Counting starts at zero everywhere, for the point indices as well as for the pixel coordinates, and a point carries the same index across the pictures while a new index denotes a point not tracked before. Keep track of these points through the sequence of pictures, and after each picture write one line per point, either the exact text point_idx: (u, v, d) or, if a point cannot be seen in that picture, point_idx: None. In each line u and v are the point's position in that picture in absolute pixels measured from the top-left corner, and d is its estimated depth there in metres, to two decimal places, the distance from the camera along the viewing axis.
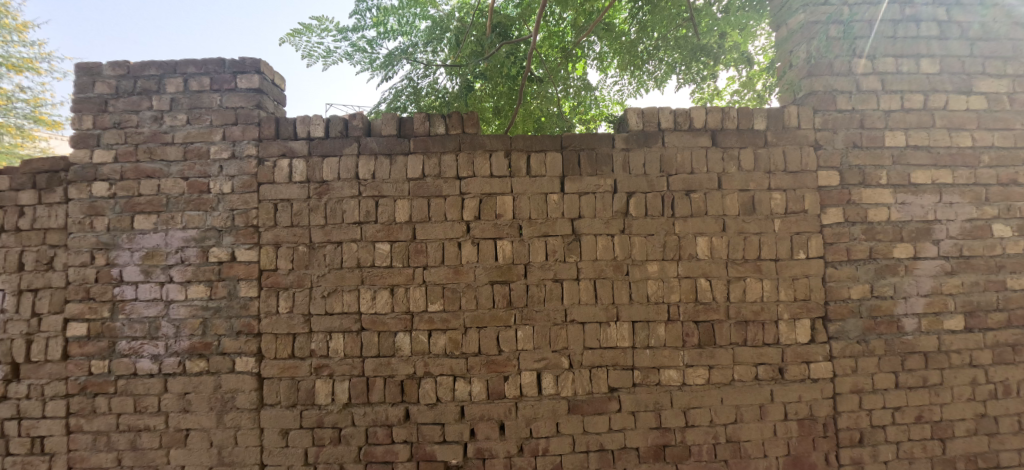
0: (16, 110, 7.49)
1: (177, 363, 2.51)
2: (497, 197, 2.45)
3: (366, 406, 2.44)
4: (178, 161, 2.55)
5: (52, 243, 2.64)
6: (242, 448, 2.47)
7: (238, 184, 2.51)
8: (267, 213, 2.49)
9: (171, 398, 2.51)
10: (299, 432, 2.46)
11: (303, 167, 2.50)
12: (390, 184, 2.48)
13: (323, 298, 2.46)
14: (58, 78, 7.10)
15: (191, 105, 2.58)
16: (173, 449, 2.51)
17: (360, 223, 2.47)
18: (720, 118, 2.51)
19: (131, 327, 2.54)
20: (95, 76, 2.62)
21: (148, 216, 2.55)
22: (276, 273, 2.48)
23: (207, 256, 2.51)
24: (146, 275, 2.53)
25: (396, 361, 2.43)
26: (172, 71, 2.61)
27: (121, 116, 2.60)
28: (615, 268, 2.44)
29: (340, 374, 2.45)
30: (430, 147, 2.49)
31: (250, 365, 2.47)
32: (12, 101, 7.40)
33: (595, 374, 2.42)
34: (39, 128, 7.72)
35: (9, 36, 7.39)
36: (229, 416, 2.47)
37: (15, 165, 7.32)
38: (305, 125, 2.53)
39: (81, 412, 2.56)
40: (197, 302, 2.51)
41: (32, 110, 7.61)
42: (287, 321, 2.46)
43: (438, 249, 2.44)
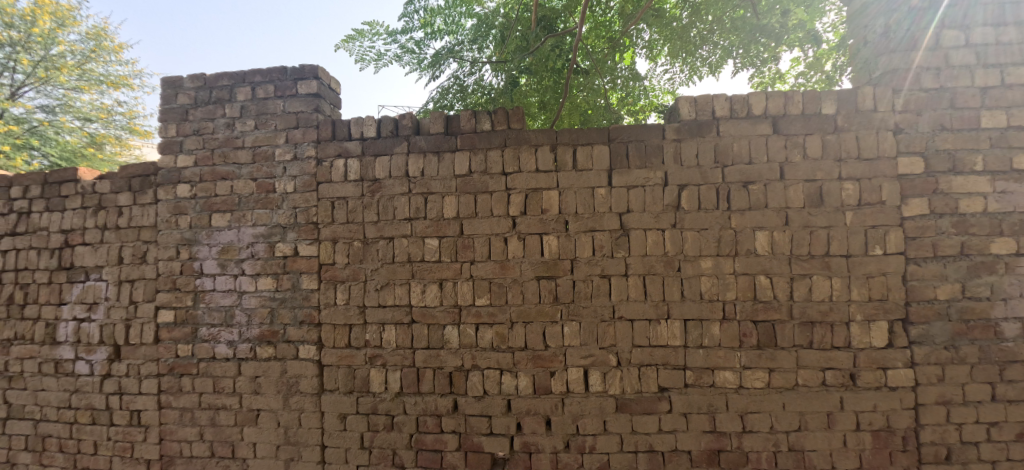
0: (115, 125, 10.30)
1: (249, 349, 2.74)
2: (543, 191, 2.44)
3: (417, 396, 2.54)
4: (247, 164, 2.77)
5: (145, 239, 2.98)
6: (305, 429, 2.65)
7: (299, 183, 2.68)
8: (325, 210, 2.64)
9: (244, 380, 2.74)
10: (355, 417, 2.60)
11: (357, 166, 2.63)
12: (438, 181, 2.54)
13: (377, 291, 2.58)
14: (148, 93, 9.72)
15: (258, 111, 2.79)
16: (246, 427, 2.74)
17: (410, 219, 2.55)
18: (782, 103, 2.34)
19: (210, 315, 2.81)
20: (178, 88, 2.90)
21: (222, 214, 2.80)
22: (334, 267, 2.63)
23: (273, 250, 2.71)
24: (222, 268, 2.78)
25: (445, 354, 2.50)
26: (242, 81, 2.83)
27: (199, 124, 2.86)
28: (665, 264, 2.35)
29: (393, 364, 2.56)
30: (476, 143, 2.52)
31: (311, 353, 2.65)
32: (111, 117, 10.18)
33: (645, 372, 2.35)
34: (133, 139, 10.65)
35: (107, 60, 10.11)
36: (294, 399, 2.67)
37: (115, 169, 10.08)
38: (359, 126, 2.65)
39: (170, 390, 2.87)
40: (265, 293, 2.72)
41: (126, 123, 10.36)
42: (344, 312, 2.61)
43: (484, 244, 2.47)
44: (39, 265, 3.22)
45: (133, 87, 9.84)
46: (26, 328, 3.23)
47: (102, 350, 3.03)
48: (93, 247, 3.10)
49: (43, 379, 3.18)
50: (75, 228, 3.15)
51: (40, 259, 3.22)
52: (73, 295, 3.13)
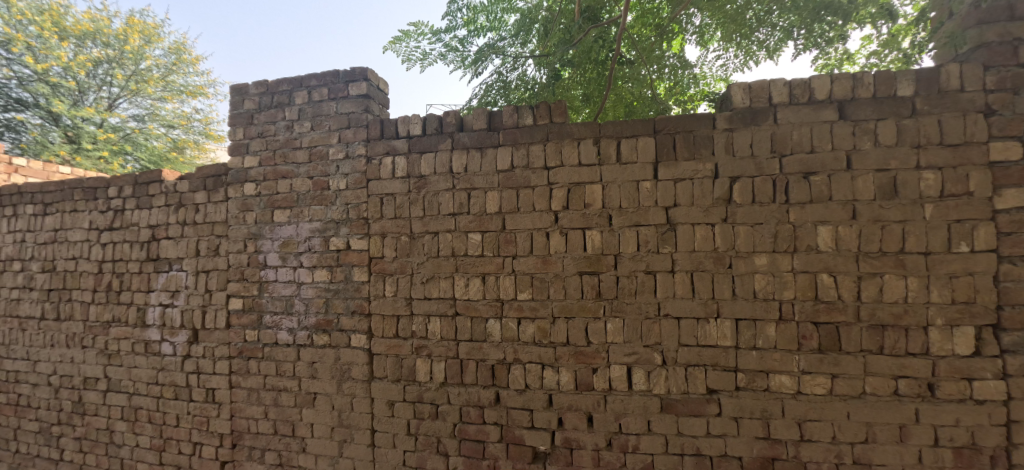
0: (195, 130, 11.60)
1: (307, 336, 2.93)
2: (585, 186, 2.40)
3: (460, 386, 2.60)
4: (305, 163, 2.96)
5: (217, 233, 3.27)
6: (357, 414, 2.81)
7: (351, 181, 2.82)
8: (374, 206, 2.76)
9: (302, 365, 2.95)
10: (402, 404, 2.71)
11: (404, 163, 2.72)
12: (481, 176, 2.57)
13: (423, 284, 2.66)
14: (215, 98, 10.82)
15: (314, 113, 2.96)
16: (304, 409, 2.95)
17: (454, 214, 2.61)
18: (849, 85, 2.14)
19: (273, 303, 3.04)
20: (244, 95, 3.15)
21: (283, 210, 3.00)
22: (382, 260, 2.75)
23: (328, 244, 2.88)
24: (283, 261, 2.99)
25: (487, 347, 2.54)
26: (300, 85, 3.01)
27: (263, 127, 3.09)
28: (715, 260, 2.24)
29: (437, 355, 2.64)
30: (518, 138, 2.53)
31: (363, 341, 2.79)
32: (191, 122, 11.47)
33: (692, 373, 2.26)
34: (209, 142, 11.91)
35: (187, 69, 11.31)
36: (347, 384, 2.83)
37: (194, 169, 11.37)
38: (406, 124, 2.74)
39: (240, 371, 3.15)
40: (321, 284, 2.89)
41: (204, 128, 11.67)
42: (393, 304, 2.72)
43: (526, 239, 2.47)
44: (132, 257, 3.64)
45: (208, 94, 10.80)
46: (122, 312, 3.67)
47: (183, 333, 3.37)
48: (175, 241, 3.45)
49: (136, 357, 3.60)
50: (159, 223, 3.53)
51: (132, 251, 3.64)
52: (159, 283, 3.51)
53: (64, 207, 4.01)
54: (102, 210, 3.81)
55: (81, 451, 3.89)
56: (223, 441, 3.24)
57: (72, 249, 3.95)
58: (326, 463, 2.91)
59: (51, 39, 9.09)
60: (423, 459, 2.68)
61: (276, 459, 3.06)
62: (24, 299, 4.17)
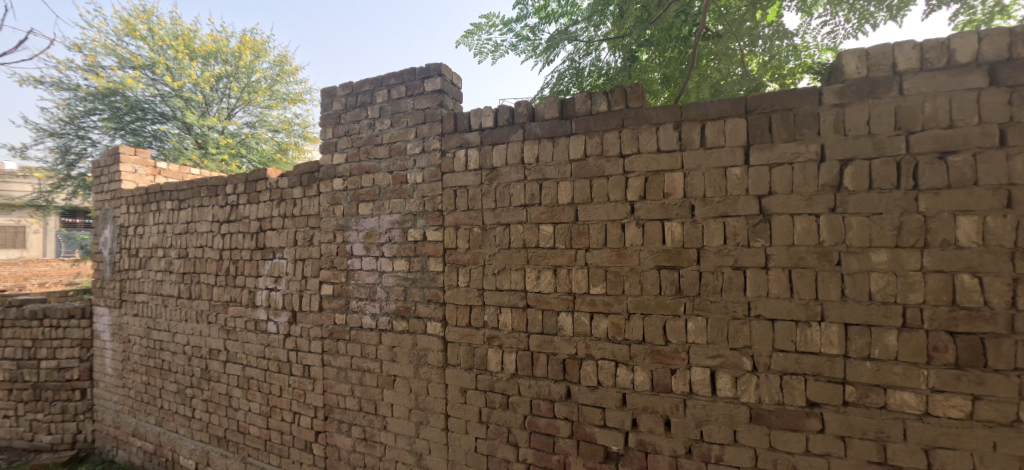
0: (295, 132, 12.93)
1: (387, 322, 3.12)
2: (664, 174, 2.23)
3: (530, 379, 2.58)
4: (385, 158, 3.11)
5: (311, 225, 3.58)
6: (432, 398, 2.93)
7: (427, 174, 2.92)
8: (449, 199, 2.83)
9: (384, 348, 3.14)
10: (474, 392, 2.77)
11: (476, 156, 2.75)
12: (552, 167, 2.51)
13: (495, 275, 2.68)
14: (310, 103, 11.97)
15: (393, 110, 3.10)
16: (386, 389, 3.16)
17: (526, 206, 2.58)
18: (1004, 43, 1.74)
19: (359, 290, 3.26)
20: (333, 97, 3.39)
21: (366, 203, 3.20)
22: (456, 251, 2.81)
23: (406, 235, 3.01)
24: (367, 250, 3.20)
25: (558, 340, 2.49)
26: (380, 85, 3.17)
27: (349, 126, 3.30)
28: (819, 255, 1.97)
29: (509, 346, 2.64)
30: (592, 126, 2.42)
31: (438, 329, 2.90)
32: (292, 126, 12.80)
33: (788, 382, 2.01)
34: (306, 143, 13.22)
35: (288, 78, 12.63)
36: (424, 369, 2.96)
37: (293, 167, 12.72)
38: (478, 117, 2.76)
39: (331, 351, 3.45)
40: (400, 274, 3.04)
41: (302, 131, 12.99)
42: (466, 294, 2.78)
43: (600, 231, 2.37)
44: (244, 245, 4.13)
45: (305, 101, 11.94)
46: (237, 294, 4.19)
47: (284, 314, 3.76)
48: (277, 232, 3.84)
49: (248, 334, 4.10)
50: (265, 216, 3.95)
51: (244, 241, 4.12)
52: (265, 269, 3.94)
53: (193, 203, 4.67)
54: (220, 205, 4.37)
55: (207, 410, 4.55)
56: (318, 412, 3.59)
57: (199, 238, 4.59)
58: (404, 442, 3.10)
59: (184, 60, 10.66)
60: (493, 447, 2.72)
61: (361, 433, 3.33)
62: (166, 280, 4.95)
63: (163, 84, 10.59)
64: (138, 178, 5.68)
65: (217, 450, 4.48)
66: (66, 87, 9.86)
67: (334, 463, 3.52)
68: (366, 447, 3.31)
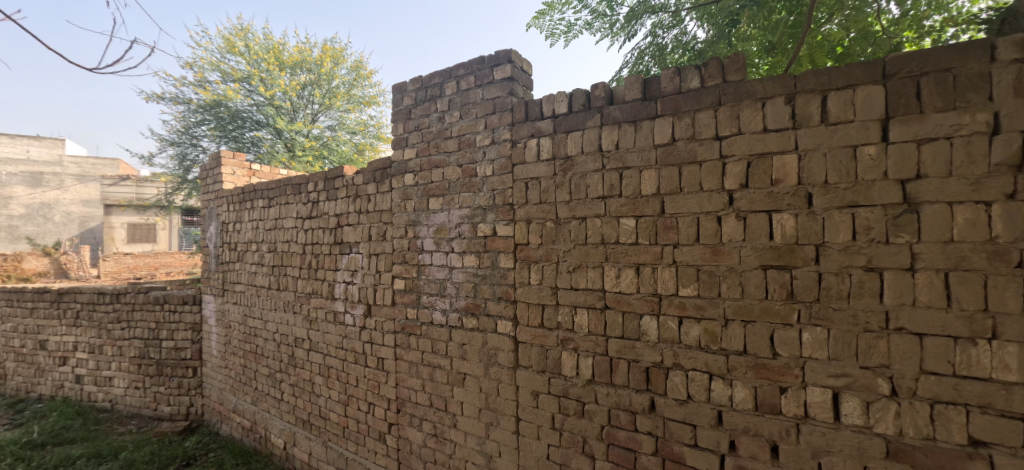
0: (370, 133, 13.58)
1: (458, 318, 3.06)
2: (772, 157, 1.90)
3: (609, 387, 2.36)
4: (455, 151, 3.04)
5: (384, 220, 3.63)
6: (502, 399, 2.82)
7: (497, 166, 2.79)
8: (520, 191, 2.68)
9: (454, 345, 3.09)
10: (547, 396, 2.61)
11: (549, 145, 2.57)
12: (634, 154, 2.26)
13: (569, 273, 2.49)
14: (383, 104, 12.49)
15: (463, 102, 3.01)
16: (456, 387, 3.10)
17: (604, 197, 2.35)
18: None
19: (430, 286, 3.25)
20: (404, 92, 3.38)
21: (436, 198, 3.16)
22: (528, 247, 2.65)
23: (476, 230, 2.92)
24: (438, 246, 3.17)
25: (641, 346, 2.25)
26: (449, 76, 3.10)
27: (418, 121, 3.28)
28: (989, 255, 1.54)
29: (585, 350, 2.44)
30: (681, 106, 2.13)
31: (508, 328, 2.77)
32: (367, 127, 13.46)
33: (941, 413, 1.61)
34: (380, 143, 13.84)
35: (363, 82, 13.29)
36: (494, 369, 2.85)
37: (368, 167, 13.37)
38: (551, 103, 2.57)
39: (403, 345, 3.48)
40: (470, 270, 2.96)
41: (376, 132, 13.62)
42: (538, 292, 2.62)
43: (691, 225, 2.08)
44: (324, 240, 4.31)
45: (379, 103, 12.49)
46: (318, 287, 4.39)
47: (360, 307, 3.87)
48: (353, 227, 3.95)
49: (328, 325, 4.28)
50: (342, 212, 4.08)
51: (324, 236, 4.30)
52: (343, 263, 4.08)
53: (281, 201, 4.98)
54: (303, 202, 4.60)
55: (294, 394, 4.84)
56: (391, 404, 3.65)
57: (285, 233, 4.88)
58: (474, 442, 3.02)
59: (274, 71, 11.61)
60: (567, 457, 2.54)
61: (432, 428, 3.31)
62: (259, 273, 5.34)
63: (258, 94, 11.61)
64: (236, 179, 6.20)
65: (302, 432, 4.76)
66: (181, 101, 11.13)
67: (407, 456, 3.55)
68: (436, 443, 3.29)
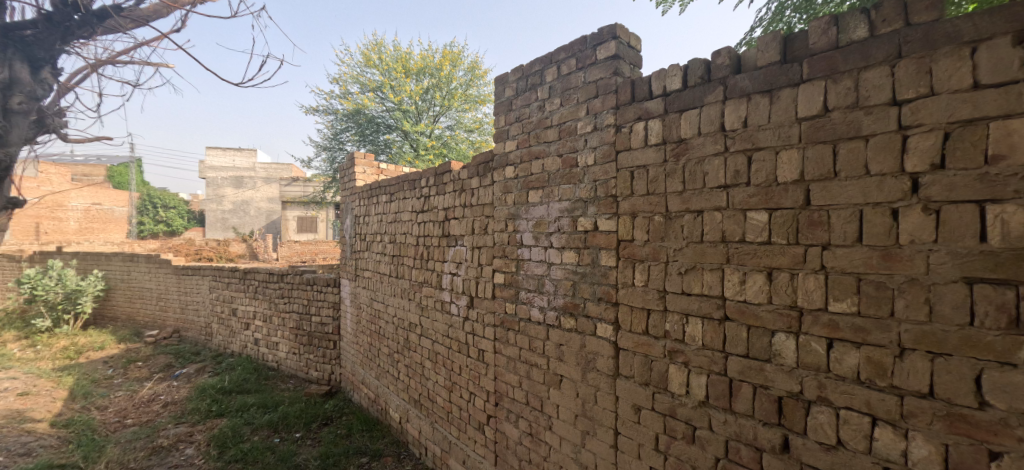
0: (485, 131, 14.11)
1: (555, 317, 2.89)
2: (988, 124, 1.34)
3: (727, 413, 1.97)
4: (555, 141, 2.86)
5: (486, 214, 3.62)
6: (600, 408, 2.57)
7: (600, 155, 2.53)
8: (624, 182, 2.39)
9: (551, 345, 2.93)
10: (651, 414, 2.29)
11: (659, 127, 2.23)
12: (768, 131, 1.83)
13: (680, 275, 2.14)
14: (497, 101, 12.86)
15: (563, 88, 2.81)
16: (552, 388, 2.95)
17: (727, 186, 1.95)
18: None
19: (529, 281, 3.14)
20: (506, 84, 3.30)
21: (536, 191, 3.02)
22: (632, 244, 2.36)
23: (576, 224, 2.70)
24: (537, 240, 3.03)
25: (772, 370, 1.82)
26: (550, 62, 2.92)
27: (519, 112, 3.17)
28: None
29: (697, 366, 2.08)
30: (838, 65, 1.64)
31: (609, 332, 2.51)
32: (483, 125, 14.00)
33: None
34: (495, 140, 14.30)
35: (478, 81, 13.88)
36: (591, 374, 2.63)
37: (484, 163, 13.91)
38: (662, 79, 2.23)
39: (502, 339, 3.44)
40: (569, 267, 2.77)
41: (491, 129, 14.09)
42: (642, 295, 2.31)
43: (850, 221, 1.60)
44: (434, 233, 4.49)
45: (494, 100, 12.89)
46: (428, 277, 4.60)
47: (464, 298, 3.94)
48: (459, 220, 4.03)
49: (436, 313, 4.47)
50: (449, 205, 4.19)
51: (434, 229, 4.48)
52: (449, 255, 4.21)
53: (400, 195, 5.35)
54: (417, 197, 4.87)
55: (408, 375, 5.18)
56: (490, 397, 3.63)
57: (402, 226, 5.23)
58: (569, 448, 2.83)
59: (402, 79, 12.74)
60: None
61: (528, 427, 3.20)
62: (382, 261, 5.84)
63: (389, 101, 12.88)
64: (367, 177, 6.86)
65: (414, 411, 5.06)
66: (330, 112, 12.87)
67: (504, 451, 3.50)
68: (532, 443, 3.17)
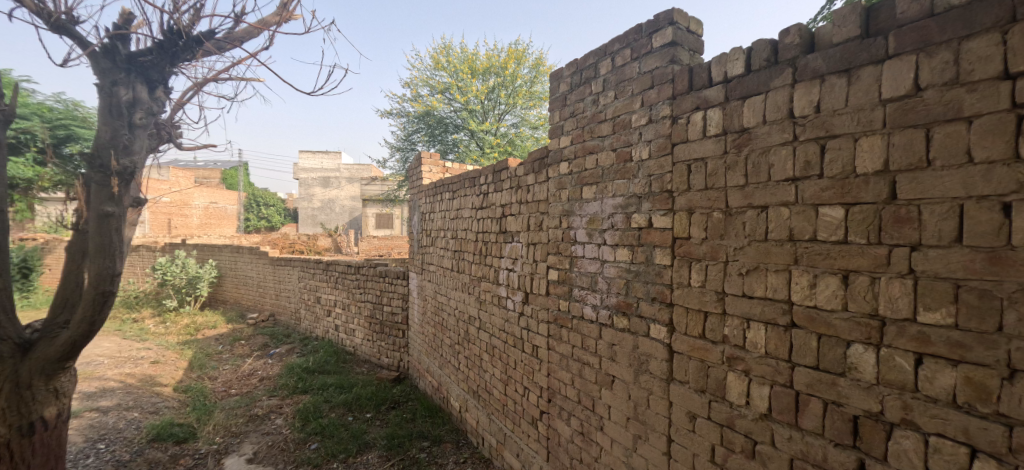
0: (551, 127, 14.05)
1: (608, 316, 2.81)
2: None
3: (793, 429, 1.79)
4: (609, 135, 2.77)
5: (542, 210, 3.59)
6: (653, 413, 2.46)
7: (655, 148, 2.41)
8: (680, 176, 2.26)
9: (604, 345, 2.85)
10: (707, 423, 2.14)
11: (719, 117, 2.07)
12: (845, 116, 1.62)
13: (741, 276, 1.97)
14: None
15: (617, 80, 2.71)
16: (604, 388, 2.86)
17: (796, 179, 1.76)
18: None
19: (582, 279, 3.08)
20: (561, 79, 3.26)
21: (590, 187, 2.95)
22: (689, 242, 2.21)
23: (630, 221, 2.60)
24: (590, 237, 2.96)
25: (846, 386, 1.62)
26: (605, 54, 2.83)
27: (574, 107, 3.11)
28: None
29: (759, 375, 1.90)
30: (932, 36, 1.42)
31: (663, 334, 2.38)
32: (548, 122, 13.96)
33: None
34: None
35: (543, 78, 13.86)
36: (644, 377, 2.51)
37: None
38: (722, 65, 2.07)
39: (556, 336, 3.40)
40: (622, 265, 2.67)
41: None
42: (699, 296, 2.16)
43: (946, 217, 1.37)
44: (492, 229, 4.56)
45: None
46: (487, 272, 4.68)
47: (519, 293, 3.96)
48: (515, 217, 4.05)
49: (493, 308, 4.54)
50: (507, 202, 4.23)
51: (492, 225, 4.55)
52: (506, 251, 4.24)
53: (461, 193, 5.49)
54: (477, 194, 4.97)
55: (467, 366, 5.33)
56: (543, 392, 3.62)
57: (463, 222, 5.38)
58: (620, 451, 2.74)
59: (470, 79, 13.07)
60: None
61: (580, 426, 3.14)
62: (445, 256, 6.04)
63: (457, 101, 13.29)
64: (433, 175, 7.12)
65: (473, 401, 5.19)
66: (403, 115, 13.57)
67: (556, 447, 3.47)
68: (583, 442, 3.11)
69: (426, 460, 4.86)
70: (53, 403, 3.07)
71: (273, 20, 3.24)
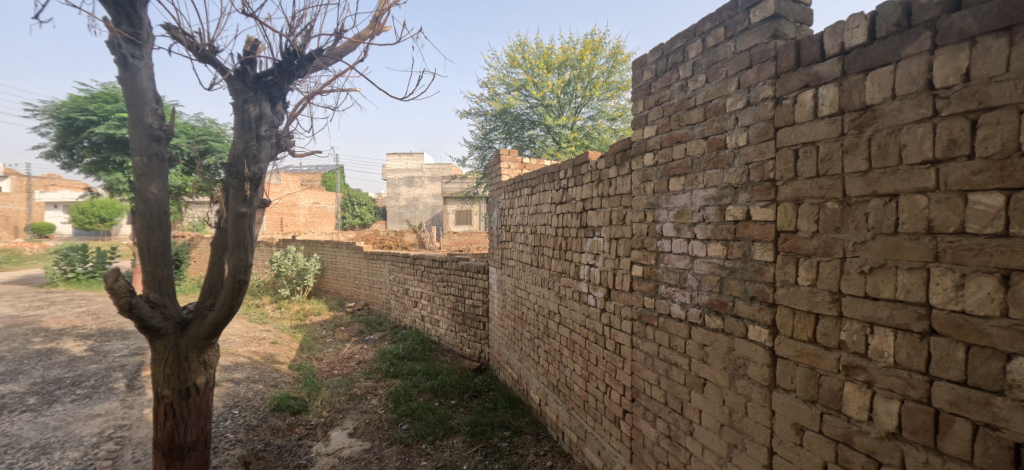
0: None
1: (699, 315, 2.64)
2: None
3: (930, 453, 1.55)
4: (699, 122, 2.59)
5: (624, 204, 3.49)
6: (752, 421, 2.27)
7: (754, 133, 2.21)
8: (785, 163, 2.04)
9: (693, 345, 2.69)
10: (818, 437, 1.93)
11: (834, 95, 1.84)
12: (1005, 83, 1.35)
13: (863, 274, 1.73)
14: None
15: (709, 62, 2.53)
16: (694, 391, 2.70)
17: (935, 162, 1.51)
18: None
19: (669, 275, 2.93)
20: (645, 66, 3.12)
21: (678, 178, 2.79)
22: (796, 236, 2.00)
23: (724, 214, 2.41)
24: (678, 232, 2.80)
25: (1004, 407, 1.36)
26: (694, 36, 2.66)
27: (659, 94, 2.96)
28: None
29: (886, 388, 1.66)
30: None
31: (764, 337, 2.19)
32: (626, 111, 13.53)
33: None
34: None
35: (619, 67, 13.44)
36: (741, 382, 2.33)
37: None
38: (838, 35, 1.84)
39: (640, 334, 3.29)
40: (715, 261, 2.49)
41: None
42: (809, 295, 1.94)
43: None
44: (572, 224, 4.51)
45: None
46: (567, 267, 4.65)
47: (601, 289, 3.88)
48: (597, 211, 3.96)
49: (574, 304, 4.49)
50: (587, 196, 4.15)
51: (572, 220, 4.50)
52: (587, 246, 4.18)
53: (540, 188, 5.50)
54: (556, 188, 4.94)
55: (547, 360, 5.34)
56: (626, 391, 3.52)
57: (542, 217, 5.39)
58: (712, 459, 2.57)
59: (545, 74, 13.07)
60: None
61: (666, 429, 3.01)
62: (524, 251, 6.12)
63: (532, 98, 13.39)
64: (512, 172, 7.21)
65: (553, 395, 5.20)
66: (481, 114, 13.96)
67: (640, 449, 3.36)
68: (670, 446, 2.98)
69: (507, 449, 4.97)
70: (203, 373, 3.57)
71: (368, 33, 3.49)
